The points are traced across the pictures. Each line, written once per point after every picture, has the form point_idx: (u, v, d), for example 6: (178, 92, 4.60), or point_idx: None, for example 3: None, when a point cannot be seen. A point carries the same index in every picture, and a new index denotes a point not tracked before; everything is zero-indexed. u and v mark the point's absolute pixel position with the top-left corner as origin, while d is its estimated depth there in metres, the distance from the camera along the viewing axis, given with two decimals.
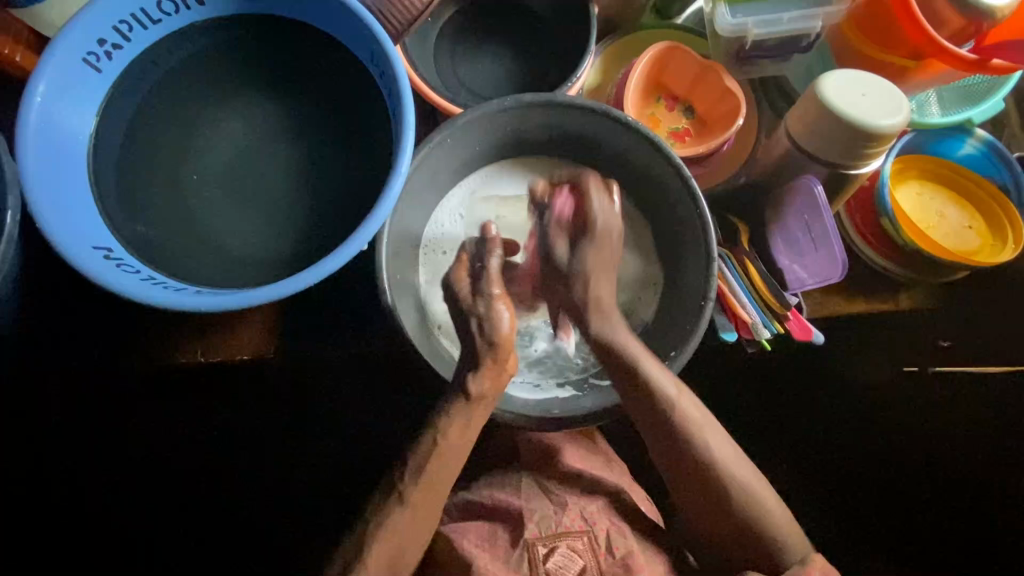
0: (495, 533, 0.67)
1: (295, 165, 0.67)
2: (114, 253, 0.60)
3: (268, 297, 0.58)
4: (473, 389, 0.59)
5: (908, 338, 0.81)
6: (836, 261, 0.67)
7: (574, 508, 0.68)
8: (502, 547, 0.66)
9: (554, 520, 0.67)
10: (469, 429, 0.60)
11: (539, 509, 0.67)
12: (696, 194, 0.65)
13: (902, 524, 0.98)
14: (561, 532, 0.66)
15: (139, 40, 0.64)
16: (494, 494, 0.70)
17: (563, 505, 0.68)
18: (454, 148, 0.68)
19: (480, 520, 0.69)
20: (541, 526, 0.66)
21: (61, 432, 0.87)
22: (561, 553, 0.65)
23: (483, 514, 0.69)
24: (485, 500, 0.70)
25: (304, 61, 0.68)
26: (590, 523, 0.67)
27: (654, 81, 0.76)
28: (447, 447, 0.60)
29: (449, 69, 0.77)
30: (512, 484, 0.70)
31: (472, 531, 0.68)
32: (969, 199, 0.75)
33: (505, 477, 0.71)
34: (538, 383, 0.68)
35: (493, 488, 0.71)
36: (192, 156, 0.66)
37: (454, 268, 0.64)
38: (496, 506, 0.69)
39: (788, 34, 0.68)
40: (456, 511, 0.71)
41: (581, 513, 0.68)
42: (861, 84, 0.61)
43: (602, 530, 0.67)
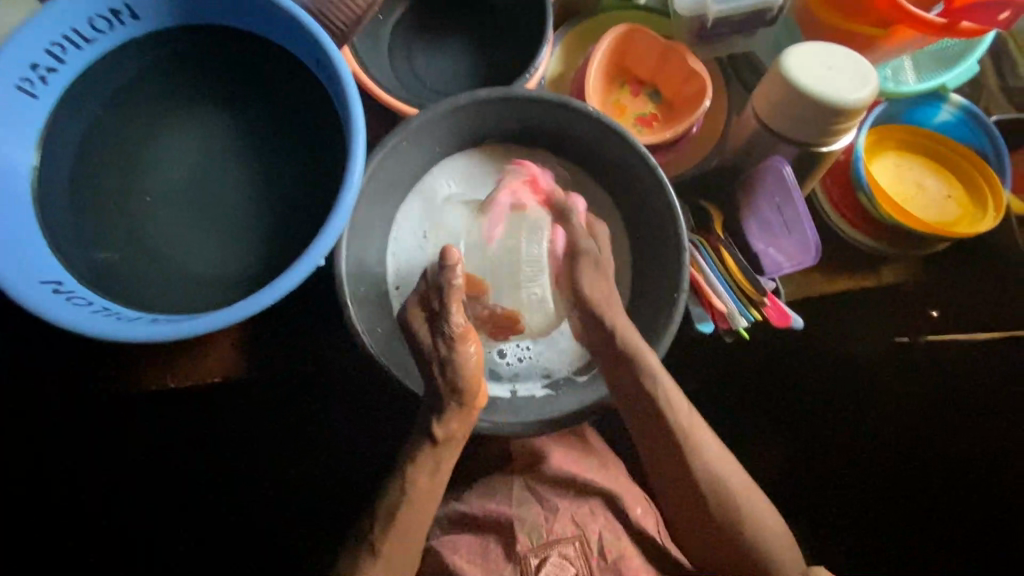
0: (486, 546, 0.66)
1: (250, 180, 0.65)
2: (64, 286, 0.58)
3: (224, 322, 0.56)
4: (439, 432, 0.59)
5: (895, 309, 0.79)
6: (809, 245, 0.64)
7: (565, 514, 0.67)
8: (495, 560, 0.65)
9: (545, 528, 0.66)
10: (438, 471, 0.60)
11: (529, 517, 0.66)
12: (664, 183, 0.63)
13: (902, 499, 0.97)
14: (553, 540, 0.65)
15: (75, 62, 0.61)
16: (484, 504, 0.68)
17: (554, 511, 0.67)
18: (410, 151, 0.66)
19: (470, 533, 0.67)
20: (531, 536, 0.65)
21: (60, 432, 0.93)
22: (553, 563, 0.64)
23: (474, 525, 0.68)
24: (475, 511, 0.68)
25: (251, 71, 0.65)
26: (581, 528, 0.66)
27: (617, 66, 0.74)
28: (419, 493, 0.60)
29: (405, 68, 0.74)
30: (502, 493, 0.69)
31: (463, 545, 0.66)
32: (949, 167, 0.73)
33: (496, 486, 0.69)
34: (514, 386, 0.66)
35: (483, 498, 0.69)
36: (143, 180, 0.64)
37: (410, 307, 0.60)
38: (486, 517, 0.67)
39: (750, 9, 0.66)
40: (448, 524, 0.69)
41: (572, 518, 0.67)
42: (827, 58, 0.59)
43: (594, 534, 0.66)
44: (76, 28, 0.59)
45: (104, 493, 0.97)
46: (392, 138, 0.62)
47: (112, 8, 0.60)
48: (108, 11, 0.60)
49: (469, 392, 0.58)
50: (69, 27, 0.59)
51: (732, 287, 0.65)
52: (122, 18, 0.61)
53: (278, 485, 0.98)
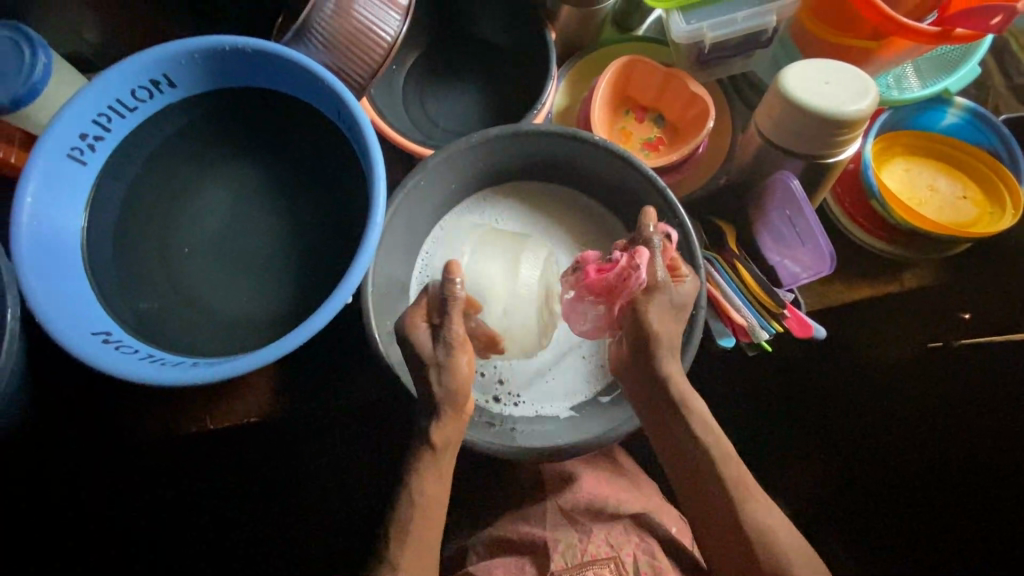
0: (523, 568, 0.66)
1: (282, 228, 0.69)
2: (113, 336, 0.62)
3: (260, 361, 0.58)
4: (437, 440, 0.56)
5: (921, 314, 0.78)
6: (824, 255, 0.65)
7: (599, 535, 0.66)
8: None
9: (579, 548, 0.65)
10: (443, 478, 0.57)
11: (563, 538, 0.66)
12: (673, 205, 0.65)
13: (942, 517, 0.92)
14: (588, 561, 0.64)
15: (119, 129, 0.66)
16: (518, 526, 0.68)
17: (588, 532, 0.66)
18: (428, 190, 0.69)
19: (507, 556, 0.67)
20: (566, 556, 0.64)
21: None
22: None
23: (509, 547, 0.68)
24: (510, 535, 0.68)
25: (280, 127, 0.70)
26: (616, 550, 0.65)
27: (621, 96, 0.77)
28: (428, 505, 0.56)
29: (420, 113, 0.79)
30: (536, 516, 0.69)
31: (500, 566, 0.66)
32: (961, 169, 0.73)
33: (530, 510, 0.70)
34: (541, 410, 0.68)
35: (518, 521, 0.69)
36: (184, 233, 0.68)
37: (410, 310, 0.59)
38: (521, 540, 0.67)
39: (746, 32, 0.68)
40: (484, 549, 0.69)
41: (606, 539, 0.66)
42: (825, 73, 0.60)
43: (629, 556, 0.65)
44: (120, 99, 0.64)
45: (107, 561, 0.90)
46: (410, 179, 0.65)
47: (153, 79, 0.65)
48: (148, 82, 0.65)
49: (461, 400, 0.56)
50: (114, 98, 0.64)
51: (750, 301, 0.65)
52: (161, 86, 0.66)
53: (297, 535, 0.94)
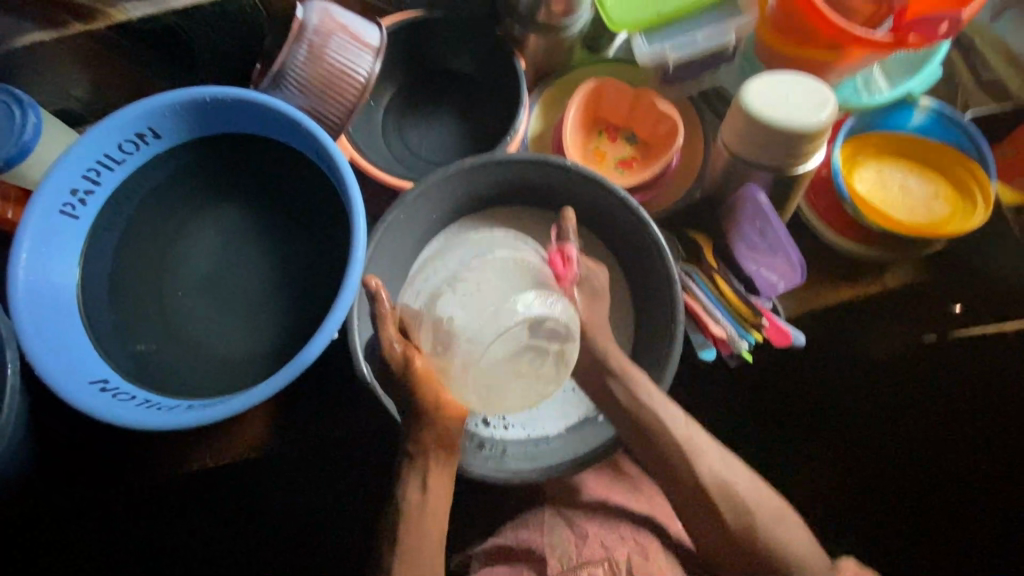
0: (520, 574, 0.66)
1: (270, 266, 0.71)
2: (109, 383, 0.63)
3: (251, 400, 0.60)
4: (414, 449, 0.60)
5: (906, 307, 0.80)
6: (796, 265, 0.67)
7: (594, 538, 0.66)
8: None
9: (575, 552, 0.65)
10: (428, 487, 0.60)
11: (559, 543, 0.66)
12: (647, 223, 0.66)
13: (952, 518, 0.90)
14: (582, 563, 0.64)
15: (108, 181, 0.69)
16: (518, 534, 0.70)
17: (585, 536, 0.67)
18: (409, 221, 0.71)
19: (505, 565, 0.68)
20: (562, 559, 0.65)
21: None
22: None
23: (507, 556, 0.69)
24: (510, 543, 0.69)
25: (262, 169, 0.72)
26: (609, 551, 0.65)
27: (592, 117, 0.79)
28: (411, 510, 0.59)
29: (400, 146, 0.81)
30: (534, 522, 0.70)
31: None
32: (930, 168, 0.75)
33: (529, 517, 0.71)
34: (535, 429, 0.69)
35: (518, 529, 0.70)
36: (176, 278, 0.71)
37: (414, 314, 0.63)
38: (520, 548, 0.68)
39: (708, 49, 0.70)
40: (486, 558, 0.70)
41: (602, 542, 0.66)
42: (784, 87, 0.62)
43: (622, 557, 0.65)
44: (108, 153, 0.67)
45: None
46: (390, 213, 0.67)
47: (139, 133, 0.68)
48: (134, 135, 0.67)
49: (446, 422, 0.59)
50: (101, 154, 0.66)
51: (729, 312, 0.66)
52: (147, 139, 0.69)
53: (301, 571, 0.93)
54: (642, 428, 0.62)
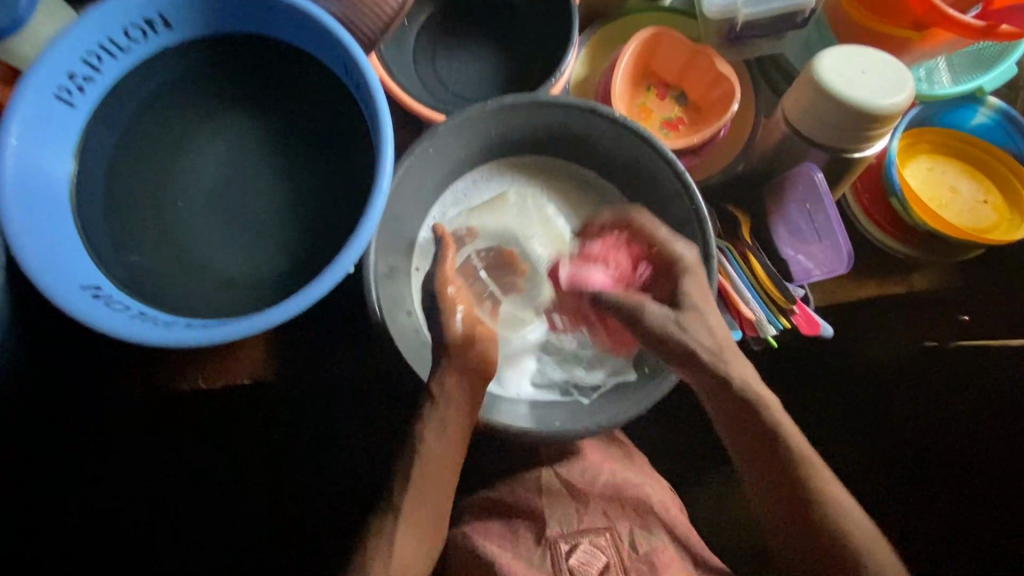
0: (516, 531, 0.67)
1: (281, 187, 0.65)
2: (102, 291, 0.59)
3: (258, 326, 0.57)
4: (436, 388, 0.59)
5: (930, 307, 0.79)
6: (842, 254, 0.65)
7: (596, 506, 0.67)
8: (526, 544, 0.65)
9: (577, 517, 0.66)
10: (447, 428, 0.60)
11: (560, 506, 0.67)
12: (691, 190, 0.62)
13: None
14: (584, 529, 0.66)
15: (109, 71, 0.62)
16: (513, 489, 0.69)
17: (586, 503, 0.67)
18: (437, 157, 0.66)
19: (501, 518, 0.68)
20: (563, 523, 0.66)
21: None
22: (584, 550, 0.64)
23: (503, 510, 0.69)
24: (506, 497, 0.69)
25: (281, 78, 0.66)
26: (613, 521, 0.67)
27: (643, 69, 0.73)
28: (428, 454, 0.60)
29: (431, 74, 0.75)
30: (532, 482, 0.69)
31: (494, 530, 0.67)
32: (983, 172, 0.72)
33: (524, 475, 0.70)
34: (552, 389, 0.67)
35: (514, 484, 0.70)
36: (177, 185, 0.65)
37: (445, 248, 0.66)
38: (517, 504, 0.68)
39: (780, 11, 0.65)
40: (478, 509, 0.70)
41: (603, 511, 0.67)
42: (861, 62, 0.57)
43: (624, 528, 0.66)
44: (112, 38, 0.60)
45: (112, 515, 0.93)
46: (417, 146, 0.62)
47: (147, 19, 0.61)
48: (142, 22, 0.61)
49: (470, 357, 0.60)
50: (104, 37, 0.60)
51: (760, 294, 0.64)
52: (155, 27, 0.62)
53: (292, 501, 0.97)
54: (725, 393, 0.62)
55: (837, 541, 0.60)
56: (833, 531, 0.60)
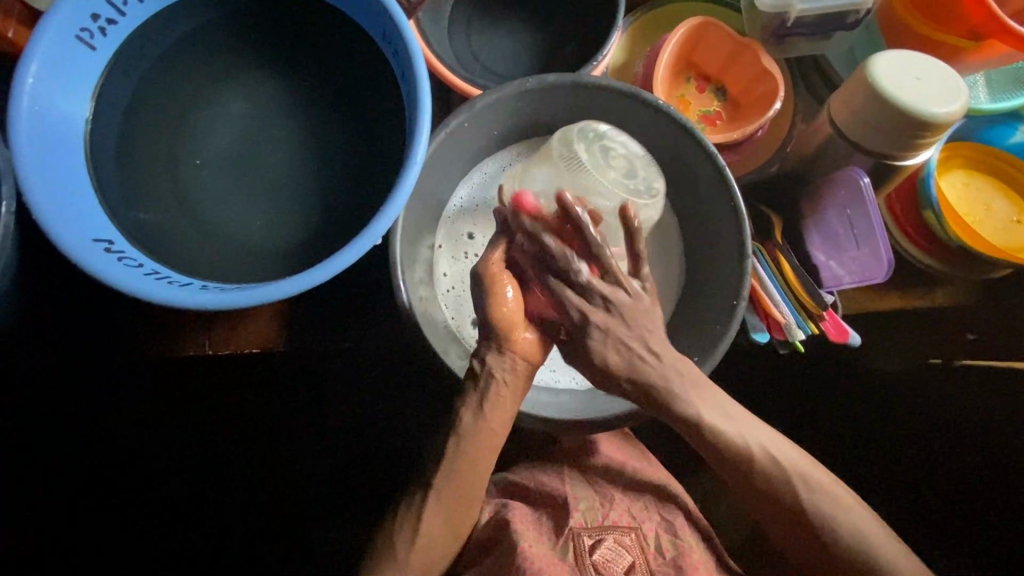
0: (539, 519, 0.66)
1: (306, 151, 0.63)
2: (115, 245, 0.56)
3: (278, 293, 0.54)
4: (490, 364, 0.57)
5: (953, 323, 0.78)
6: (881, 261, 0.62)
7: (621, 505, 0.66)
8: (546, 532, 0.64)
9: (601, 512, 0.65)
10: (500, 407, 0.57)
11: (585, 497, 0.66)
12: (731, 186, 0.61)
13: None
14: (608, 525, 0.64)
15: (134, 15, 0.59)
16: (536, 477, 0.69)
17: (611, 499, 0.67)
18: (471, 133, 0.64)
19: (523, 503, 0.67)
20: (587, 516, 0.64)
21: None
22: (608, 547, 0.62)
23: (525, 495, 0.68)
24: (529, 483, 0.69)
25: (313, 37, 0.63)
26: (637, 521, 0.66)
27: (685, 60, 0.71)
28: (467, 433, 0.58)
29: (466, 48, 0.72)
30: (555, 471, 0.69)
31: (518, 511, 0.66)
32: (1017, 191, 0.71)
33: (549, 463, 0.70)
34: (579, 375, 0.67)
35: (537, 472, 0.70)
36: (197, 142, 0.62)
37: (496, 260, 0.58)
38: (541, 490, 0.68)
39: (832, 9, 0.63)
40: (498, 491, 0.70)
41: (628, 510, 0.66)
42: (918, 67, 0.56)
43: (650, 530, 0.65)
44: None
45: (110, 499, 0.90)
46: (454, 119, 0.60)
47: None
48: None
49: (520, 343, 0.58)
50: None
51: (789, 298, 0.63)
52: None
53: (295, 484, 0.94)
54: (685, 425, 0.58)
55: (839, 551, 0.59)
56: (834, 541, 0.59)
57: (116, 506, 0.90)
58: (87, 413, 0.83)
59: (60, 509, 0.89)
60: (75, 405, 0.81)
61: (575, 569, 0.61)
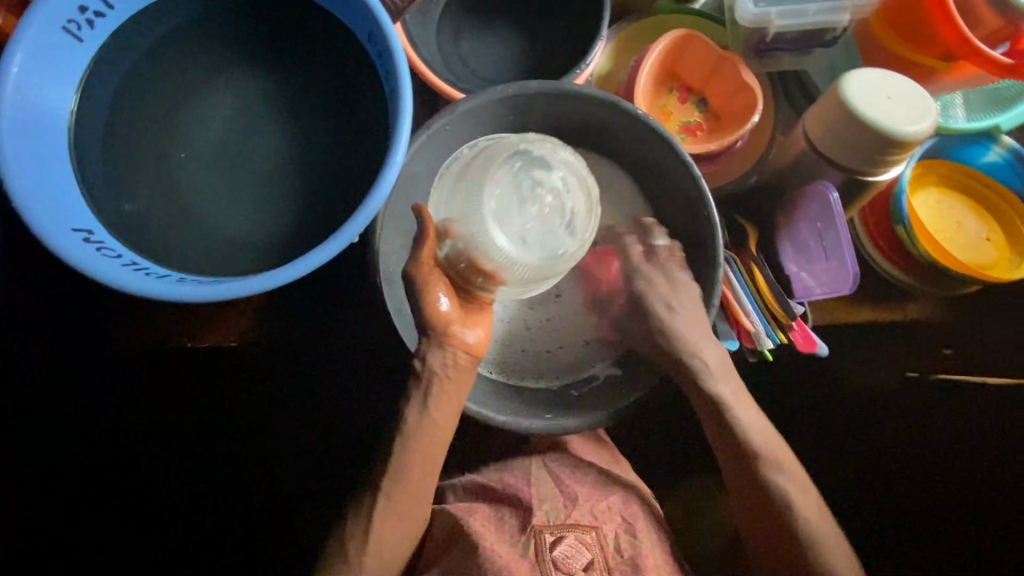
0: (502, 518, 0.66)
1: (289, 148, 0.64)
2: (94, 236, 0.57)
3: (254, 288, 0.55)
4: (430, 364, 0.59)
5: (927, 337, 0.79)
6: (848, 273, 0.64)
7: (584, 503, 0.67)
8: (508, 530, 0.65)
9: (563, 511, 0.65)
10: (445, 406, 0.60)
11: (548, 497, 0.66)
12: (706, 197, 0.62)
13: None
14: (570, 524, 0.65)
15: (122, 8, 0.60)
16: (501, 477, 0.69)
17: (573, 499, 0.67)
18: (453, 135, 0.64)
19: (487, 503, 0.68)
20: (548, 515, 0.65)
21: None
22: (568, 544, 0.63)
23: (489, 496, 0.68)
24: (492, 483, 0.69)
25: (299, 35, 0.64)
26: (598, 521, 0.66)
27: (668, 70, 0.72)
28: (410, 431, 0.60)
29: (453, 52, 0.73)
30: (522, 470, 0.70)
31: (480, 512, 0.67)
32: (988, 210, 0.73)
33: (515, 463, 0.71)
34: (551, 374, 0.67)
35: (503, 472, 0.70)
36: (181, 136, 0.63)
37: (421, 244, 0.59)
38: (504, 490, 0.68)
39: (811, 27, 0.64)
40: (463, 492, 0.70)
41: (591, 509, 0.66)
42: (889, 86, 0.57)
43: (609, 530, 0.66)
44: None
45: (111, 500, 0.84)
46: (435, 122, 0.61)
47: None
48: None
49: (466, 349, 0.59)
50: None
51: (760, 307, 0.64)
52: None
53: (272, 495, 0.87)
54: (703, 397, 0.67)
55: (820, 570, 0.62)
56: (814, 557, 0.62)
57: (119, 507, 0.85)
58: (87, 412, 0.81)
59: (58, 509, 0.83)
60: (65, 395, 0.79)
61: (534, 567, 0.62)
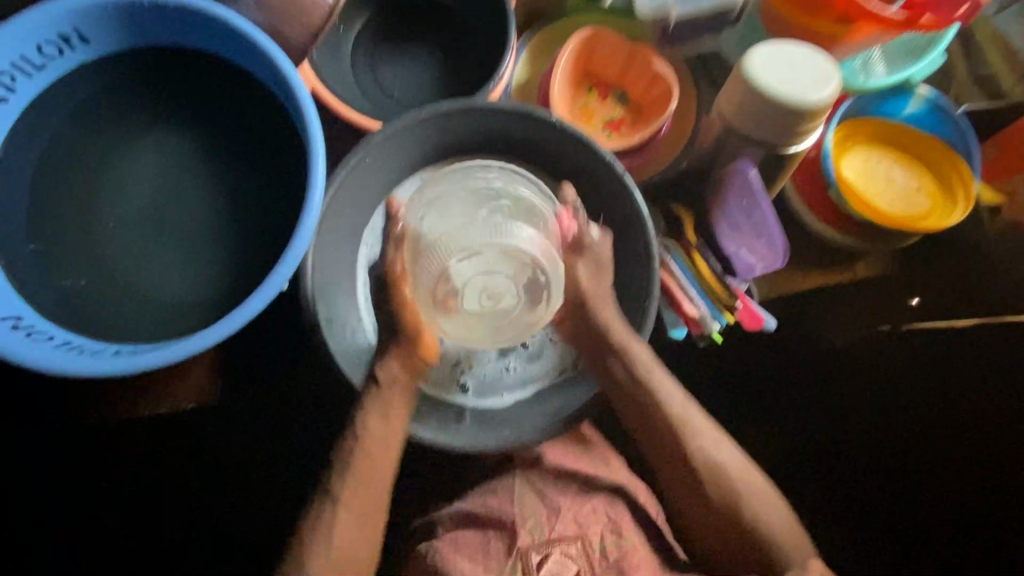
0: (488, 543, 0.67)
1: (213, 202, 0.63)
2: (24, 320, 0.57)
3: (184, 351, 0.54)
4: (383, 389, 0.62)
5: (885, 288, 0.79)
6: (777, 249, 0.67)
7: (568, 514, 0.68)
8: (496, 558, 0.65)
9: (547, 526, 0.67)
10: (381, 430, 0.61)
11: (533, 514, 0.67)
12: (630, 191, 0.63)
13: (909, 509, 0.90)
14: (555, 539, 0.66)
15: (25, 90, 0.60)
16: (487, 501, 0.70)
17: (557, 511, 0.68)
18: (374, 167, 0.65)
19: (474, 529, 0.68)
20: (533, 533, 0.66)
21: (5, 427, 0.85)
22: (555, 560, 0.64)
23: (475, 523, 0.69)
24: (478, 510, 0.69)
25: (207, 88, 0.64)
26: (584, 529, 0.67)
27: (583, 70, 0.73)
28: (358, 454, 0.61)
29: (370, 81, 0.73)
30: (505, 491, 0.70)
31: (466, 543, 0.67)
32: (916, 160, 0.74)
33: (498, 483, 0.71)
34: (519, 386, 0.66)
35: (486, 496, 0.70)
36: (104, 205, 0.62)
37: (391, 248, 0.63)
38: (489, 515, 0.68)
39: (712, 8, 0.65)
40: (450, 522, 0.70)
41: (575, 518, 0.67)
42: (788, 58, 0.58)
43: (596, 536, 0.67)
44: (25, 56, 0.58)
45: (92, 513, 0.89)
46: (353, 156, 0.62)
47: (61, 33, 0.58)
48: (56, 37, 0.58)
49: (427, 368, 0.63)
50: (16, 54, 0.57)
51: (702, 290, 0.66)
52: (72, 42, 0.59)
53: (249, 518, 0.90)
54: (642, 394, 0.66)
55: (768, 552, 0.64)
56: (762, 542, 0.65)
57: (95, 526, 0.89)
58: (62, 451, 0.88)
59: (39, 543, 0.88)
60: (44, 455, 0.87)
61: None
